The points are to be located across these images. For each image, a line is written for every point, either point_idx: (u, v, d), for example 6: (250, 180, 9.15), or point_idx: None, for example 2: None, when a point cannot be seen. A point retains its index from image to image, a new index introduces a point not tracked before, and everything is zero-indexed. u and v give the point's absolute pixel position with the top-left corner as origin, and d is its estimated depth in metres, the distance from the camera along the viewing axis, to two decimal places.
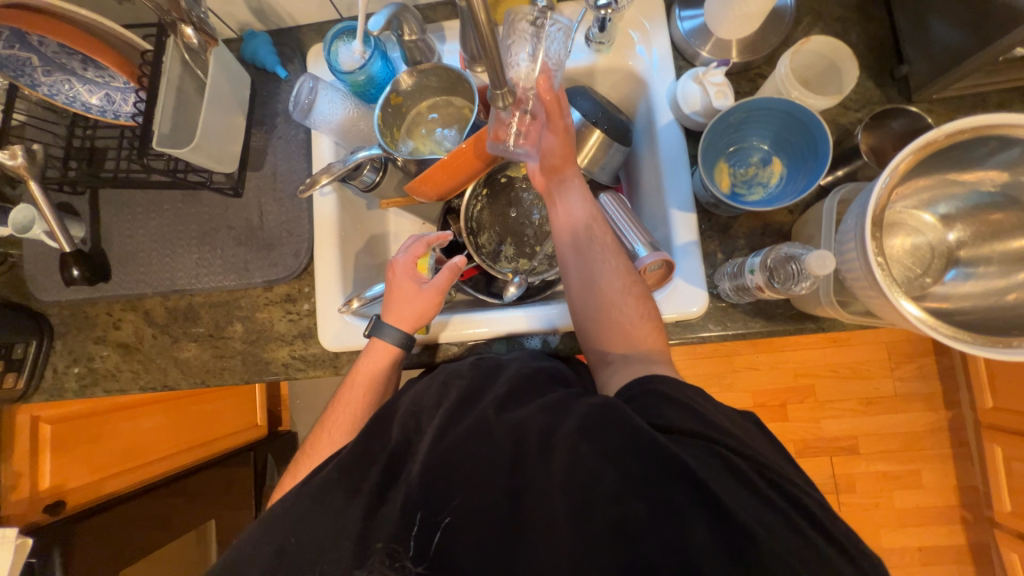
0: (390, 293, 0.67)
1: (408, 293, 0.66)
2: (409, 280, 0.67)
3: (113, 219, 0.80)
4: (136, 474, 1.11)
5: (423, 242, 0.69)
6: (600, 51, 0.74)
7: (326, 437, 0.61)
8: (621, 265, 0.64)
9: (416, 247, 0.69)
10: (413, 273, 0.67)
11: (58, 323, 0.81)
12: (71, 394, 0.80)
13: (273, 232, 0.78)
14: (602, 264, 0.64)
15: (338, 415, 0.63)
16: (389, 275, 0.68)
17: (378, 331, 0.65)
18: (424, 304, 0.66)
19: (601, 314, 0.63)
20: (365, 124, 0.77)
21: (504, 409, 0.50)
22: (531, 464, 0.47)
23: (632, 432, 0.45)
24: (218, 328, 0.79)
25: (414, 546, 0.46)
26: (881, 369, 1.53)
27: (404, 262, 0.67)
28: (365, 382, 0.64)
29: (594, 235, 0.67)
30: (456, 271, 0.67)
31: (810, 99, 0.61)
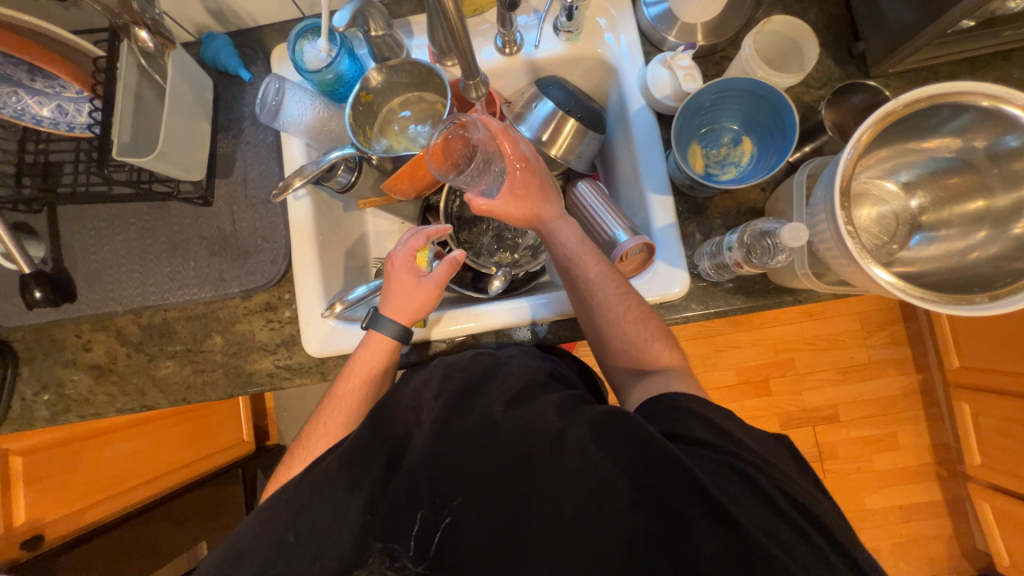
0: (389, 285, 0.66)
1: (407, 285, 0.66)
2: (410, 271, 0.66)
3: (76, 236, 0.76)
4: (118, 500, 1.07)
5: (422, 235, 0.68)
6: (569, 40, 0.74)
7: (321, 431, 0.60)
8: (609, 296, 0.63)
9: (415, 240, 0.68)
10: (412, 264, 0.66)
11: (22, 349, 0.77)
12: (42, 422, 0.76)
13: (248, 239, 0.76)
14: (595, 305, 0.63)
15: (334, 408, 0.62)
16: (389, 267, 0.67)
17: (377, 323, 0.64)
18: (421, 296, 0.66)
19: (608, 344, 0.64)
20: (335, 124, 0.75)
21: (510, 406, 0.51)
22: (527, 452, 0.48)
23: (621, 417, 0.47)
24: (195, 343, 0.76)
25: (414, 547, 0.47)
26: (855, 339, 1.59)
27: (403, 254, 0.67)
28: (361, 375, 0.63)
29: (577, 271, 0.65)
30: (455, 264, 0.67)
31: (775, 77, 0.62)
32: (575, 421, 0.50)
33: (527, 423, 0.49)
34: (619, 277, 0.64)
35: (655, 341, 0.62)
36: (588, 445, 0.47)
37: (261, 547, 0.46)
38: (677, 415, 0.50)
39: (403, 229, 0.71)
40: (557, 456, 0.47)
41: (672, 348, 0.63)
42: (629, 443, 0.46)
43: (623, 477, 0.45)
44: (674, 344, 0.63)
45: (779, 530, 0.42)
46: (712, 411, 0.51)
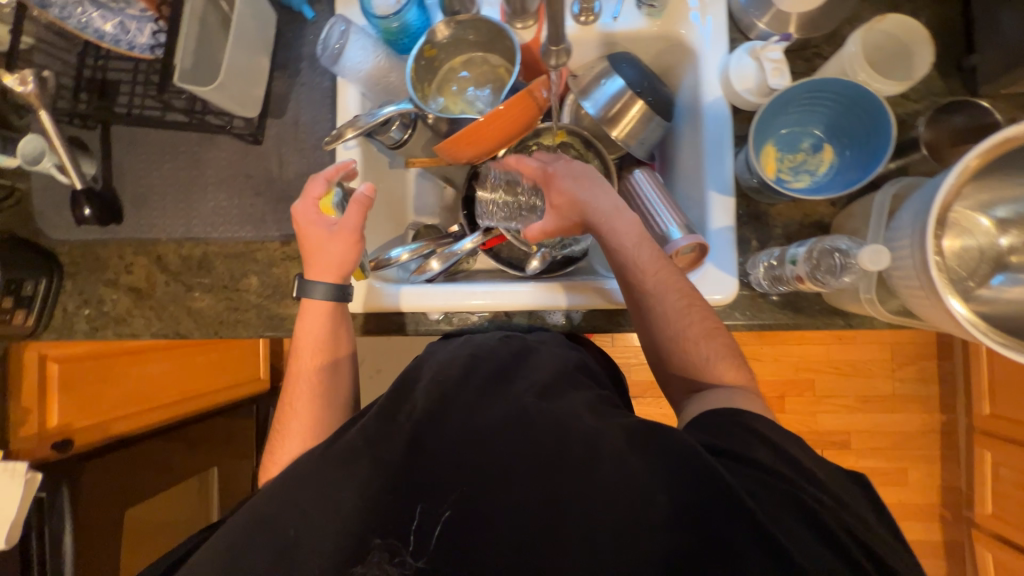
0: (306, 245, 0.66)
1: (319, 239, 0.65)
2: (312, 224, 0.65)
3: (126, 158, 0.77)
4: (139, 419, 1.12)
5: (320, 180, 0.66)
6: (650, 15, 0.69)
7: (291, 411, 0.66)
8: (672, 311, 0.61)
9: (314, 188, 0.66)
10: (318, 217, 0.66)
11: (67, 263, 0.79)
12: (81, 335, 0.78)
13: (293, 184, 0.75)
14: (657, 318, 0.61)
15: (296, 389, 0.67)
16: (297, 225, 0.67)
17: (307, 291, 0.66)
18: (338, 248, 0.65)
19: (667, 357, 0.63)
20: (394, 77, 0.72)
21: (543, 398, 0.53)
22: (559, 441, 0.48)
23: (665, 433, 0.48)
24: (231, 280, 0.76)
25: (414, 542, 0.47)
26: (882, 369, 1.54)
27: (299, 209, 0.66)
28: (311, 353, 0.68)
29: (638, 283, 0.62)
30: (366, 202, 0.65)
31: (876, 83, 0.58)
32: (610, 423, 0.51)
33: (561, 416, 0.50)
34: (683, 289, 0.61)
35: (715, 359, 0.60)
36: (625, 451, 0.47)
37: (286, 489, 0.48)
38: (718, 431, 0.50)
39: (306, 182, 0.70)
40: (594, 455, 0.47)
41: (735, 364, 0.61)
42: (674, 455, 0.46)
43: (665, 490, 0.45)
44: (739, 361, 0.61)
45: (806, 558, 0.41)
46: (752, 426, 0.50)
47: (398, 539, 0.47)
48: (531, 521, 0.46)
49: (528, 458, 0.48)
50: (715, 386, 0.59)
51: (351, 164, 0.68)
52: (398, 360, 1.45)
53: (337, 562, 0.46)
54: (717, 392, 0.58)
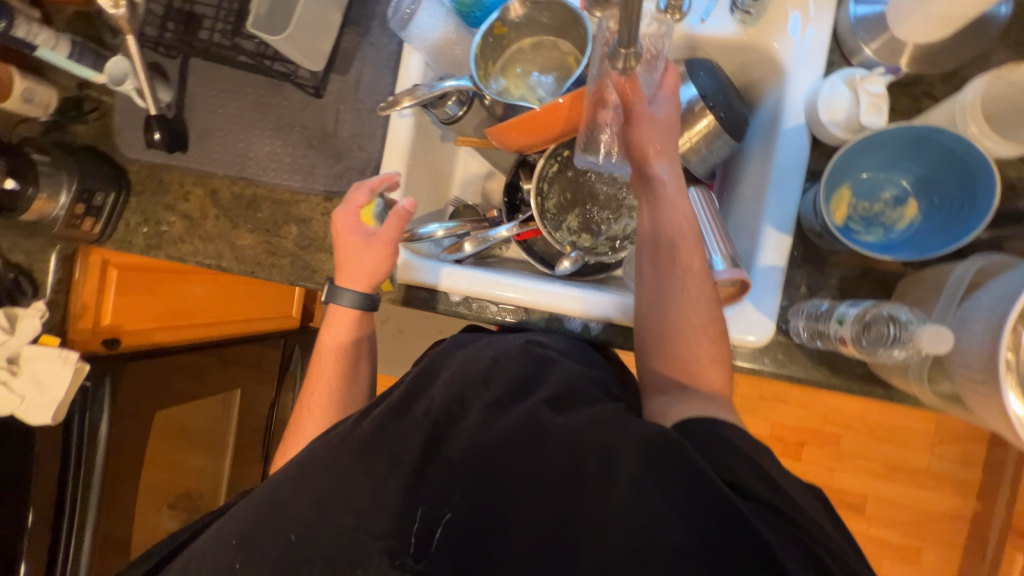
0: (340, 252, 0.69)
1: (356, 248, 0.68)
2: (350, 232, 0.68)
3: (198, 92, 0.81)
4: (179, 332, 1.22)
5: (365, 189, 0.69)
6: (743, 23, 0.64)
7: (310, 408, 0.71)
8: (700, 345, 0.58)
9: (357, 196, 0.69)
10: (356, 226, 0.68)
11: (136, 181, 0.85)
12: (138, 250, 0.85)
13: (345, 142, 0.76)
14: (680, 349, 0.58)
15: (317, 387, 0.72)
16: (335, 231, 0.69)
17: (335, 296, 0.70)
18: (373, 257, 0.68)
19: (660, 341, 0.60)
20: (459, 50, 0.71)
21: (547, 408, 0.51)
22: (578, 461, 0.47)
23: (639, 449, 0.46)
24: (274, 225, 0.79)
25: (415, 543, 0.47)
26: (919, 441, 1.43)
27: (339, 216, 0.69)
28: (332, 353, 0.73)
29: (680, 311, 0.59)
30: (403, 216, 0.68)
31: (987, 140, 0.51)
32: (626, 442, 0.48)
33: (589, 434, 0.48)
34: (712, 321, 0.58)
35: (710, 359, 0.58)
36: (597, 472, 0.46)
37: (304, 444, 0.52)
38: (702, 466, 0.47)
39: (349, 189, 0.73)
40: (610, 484, 0.45)
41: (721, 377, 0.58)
42: (667, 477, 0.44)
43: (637, 523, 0.43)
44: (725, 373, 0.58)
45: None
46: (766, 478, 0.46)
47: (364, 522, 0.47)
48: (543, 535, 0.44)
49: (551, 471, 0.47)
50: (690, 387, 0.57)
51: (395, 177, 0.70)
52: (420, 326, 1.49)
53: (312, 516, 0.48)
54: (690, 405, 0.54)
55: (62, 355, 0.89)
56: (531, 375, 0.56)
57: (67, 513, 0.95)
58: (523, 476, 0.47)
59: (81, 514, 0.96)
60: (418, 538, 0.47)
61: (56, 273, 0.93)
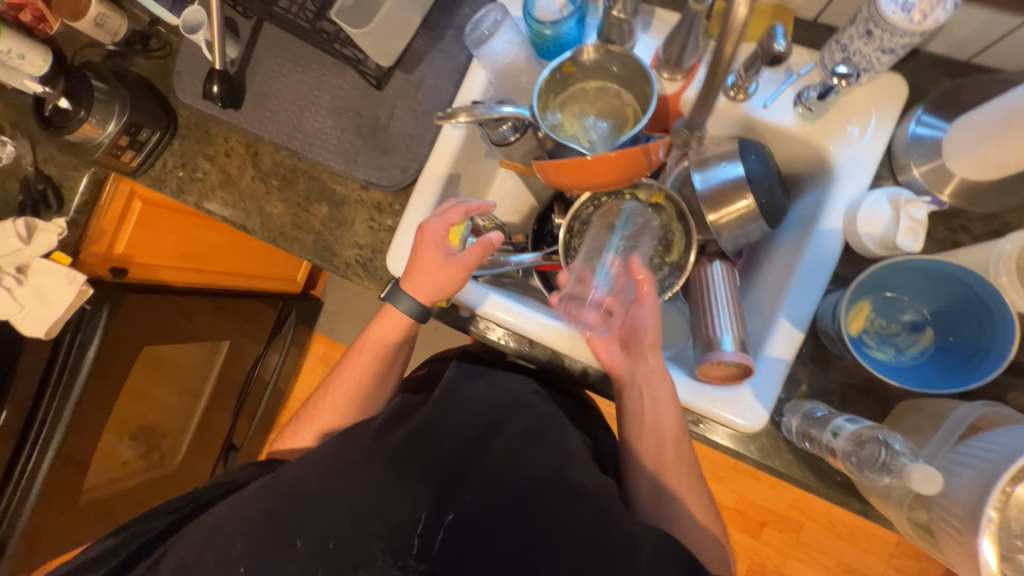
0: (416, 258, 0.68)
1: (433, 262, 0.67)
2: (434, 246, 0.67)
3: (264, 57, 0.82)
4: (185, 274, 1.22)
5: (460, 209, 0.68)
6: (803, 117, 0.65)
7: (333, 397, 0.75)
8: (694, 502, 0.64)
9: (451, 213, 0.68)
10: (441, 241, 0.67)
11: (183, 125, 0.86)
12: (169, 192, 0.86)
13: (393, 138, 0.77)
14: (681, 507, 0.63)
15: (346, 379, 0.75)
16: (418, 238, 0.68)
17: (395, 299, 0.70)
18: (446, 276, 0.67)
19: (664, 498, 0.63)
20: (525, 78, 0.72)
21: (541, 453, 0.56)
22: (587, 526, 0.53)
23: None
24: (306, 201, 0.80)
25: (419, 549, 0.55)
26: (878, 547, 1.43)
27: (431, 225, 0.67)
28: (374, 350, 0.74)
29: (678, 472, 0.64)
30: (487, 247, 0.68)
31: (1015, 292, 0.52)
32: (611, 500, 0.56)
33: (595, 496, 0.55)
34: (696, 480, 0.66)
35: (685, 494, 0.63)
36: None
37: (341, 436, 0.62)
38: None
39: (440, 199, 0.72)
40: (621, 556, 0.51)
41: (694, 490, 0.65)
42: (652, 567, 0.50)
43: None
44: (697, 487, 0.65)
45: None
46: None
47: None
48: None
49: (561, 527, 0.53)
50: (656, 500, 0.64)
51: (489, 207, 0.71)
52: None
53: None
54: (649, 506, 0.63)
55: (69, 275, 0.89)
56: (541, 427, 0.63)
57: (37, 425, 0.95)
58: (536, 521, 0.54)
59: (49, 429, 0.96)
60: (420, 542, 0.55)
61: (83, 194, 0.93)
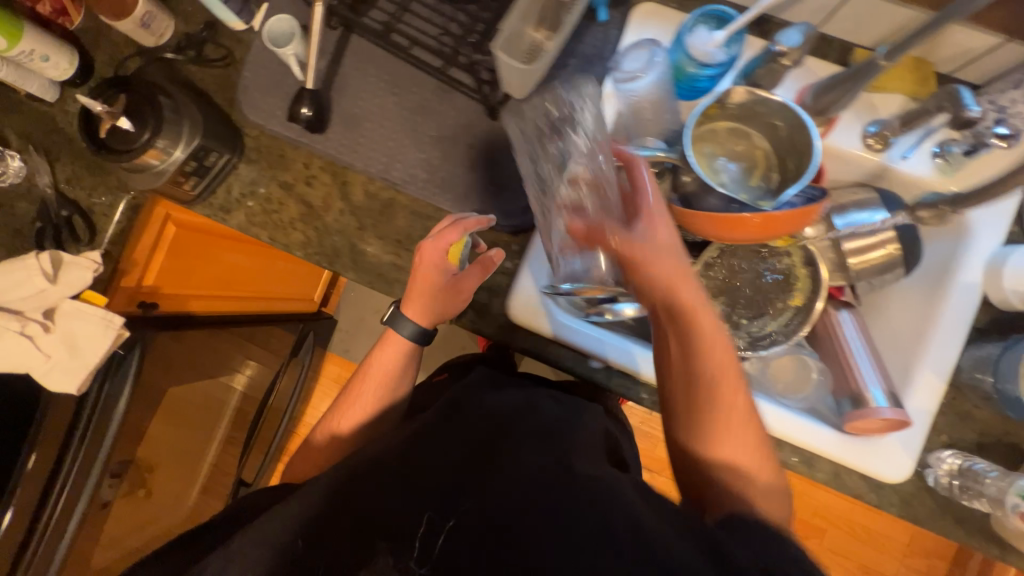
0: (415, 284, 0.67)
1: (432, 287, 0.66)
2: (432, 270, 0.65)
3: (355, 77, 0.74)
4: (212, 302, 1.09)
5: (457, 229, 0.64)
6: (940, 169, 0.66)
7: (347, 419, 0.74)
8: (751, 439, 0.55)
9: (448, 233, 0.64)
10: (439, 266, 0.65)
11: (251, 148, 0.75)
12: (235, 224, 0.75)
13: (511, 173, 0.71)
14: (741, 448, 0.55)
15: (356, 400, 0.75)
16: (416, 262, 0.66)
17: (395, 323, 0.70)
18: (446, 302, 0.66)
19: (712, 436, 0.55)
20: (667, 117, 0.68)
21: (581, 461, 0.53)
22: (626, 533, 0.44)
23: None
24: (407, 239, 0.73)
25: (418, 549, 0.46)
26: (894, 549, 1.53)
27: (427, 246, 0.64)
28: (377, 376, 0.73)
29: (732, 410, 0.55)
30: (487, 268, 0.66)
31: None
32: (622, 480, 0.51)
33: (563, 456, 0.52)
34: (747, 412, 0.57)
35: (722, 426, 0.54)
36: None
37: (374, 468, 0.54)
38: None
39: (438, 217, 0.67)
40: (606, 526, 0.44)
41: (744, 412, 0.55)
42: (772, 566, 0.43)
43: None
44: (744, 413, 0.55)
45: None
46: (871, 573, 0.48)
47: None
48: None
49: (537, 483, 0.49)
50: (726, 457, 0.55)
51: (490, 221, 0.65)
52: None
53: None
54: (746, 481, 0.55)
55: (105, 317, 0.75)
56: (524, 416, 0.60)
57: (48, 507, 0.77)
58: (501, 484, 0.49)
59: (64, 509, 0.79)
60: (422, 544, 0.46)
61: (118, 223, 0.79)
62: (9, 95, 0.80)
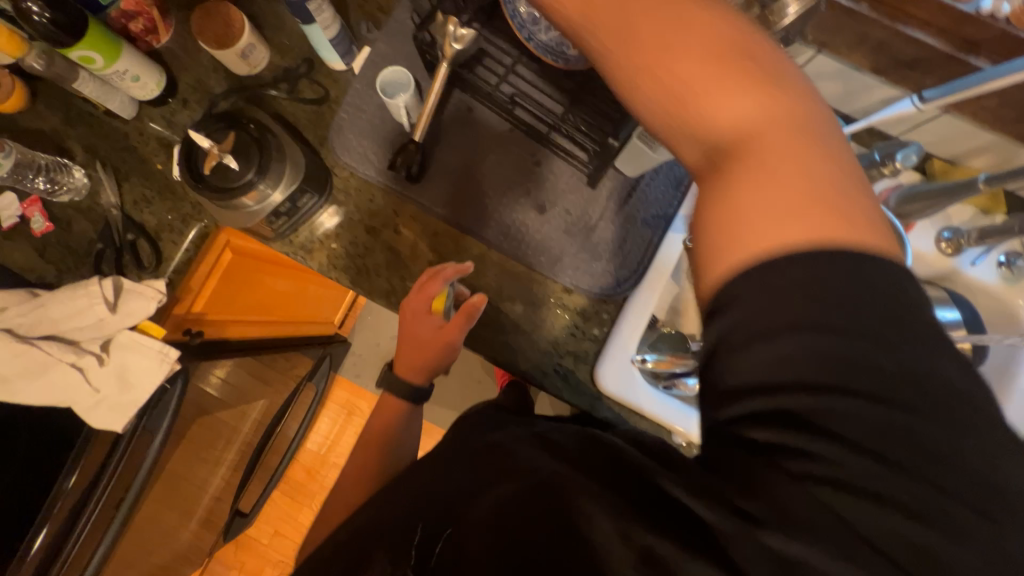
0: (406, 337, 0.69)
1: (421, 337, 0.68)
2: (419, 321, 0.67)
3: (455, 129, 0.73)
4: (249, 328, 1.04)
5: (438, 280, 0.66)
6: (1006, 279, 0.71)
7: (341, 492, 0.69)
8: (775, 160, 0.30)
9: (431, 285, 0.67)
10: (423, 316, 0.67)
11: (339, 189, 0.74)
12: (316, 265, 0.72)
13: (606, 242, 0.72)
14: (765, 185, 0.30)
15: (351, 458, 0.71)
16: (403, 315, 0.69)
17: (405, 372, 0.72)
18: (436, 351, 0.68)
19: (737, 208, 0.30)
20: None
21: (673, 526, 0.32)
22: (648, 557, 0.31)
23: None
24: (495, 296, 0.72)
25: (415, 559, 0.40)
26: None
27: (407, 302, 0.68)
28: (375, 428, 0.72)
29: (717, 111, 0.31)
30: (472, 313, 0.65)
31: None
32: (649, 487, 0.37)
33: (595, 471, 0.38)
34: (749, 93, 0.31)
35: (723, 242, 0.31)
36: None
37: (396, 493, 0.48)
38: None
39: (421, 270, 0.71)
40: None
41: (767, 88, 0.31)
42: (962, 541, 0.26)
43: None
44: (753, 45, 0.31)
45: None
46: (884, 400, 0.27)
47: None
48: None
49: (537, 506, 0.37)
50: (824, 260, 0.28)
51: (469, 266, 0.67)
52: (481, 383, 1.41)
53: None
54: (828, 265, 0.28)
55: (160, 350, 0.70)
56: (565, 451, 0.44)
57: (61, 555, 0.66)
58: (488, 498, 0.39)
59: (77, 557, 0.68)
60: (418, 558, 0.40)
61: (185, 251, 0.75)
62: (78, 106, 0.76)
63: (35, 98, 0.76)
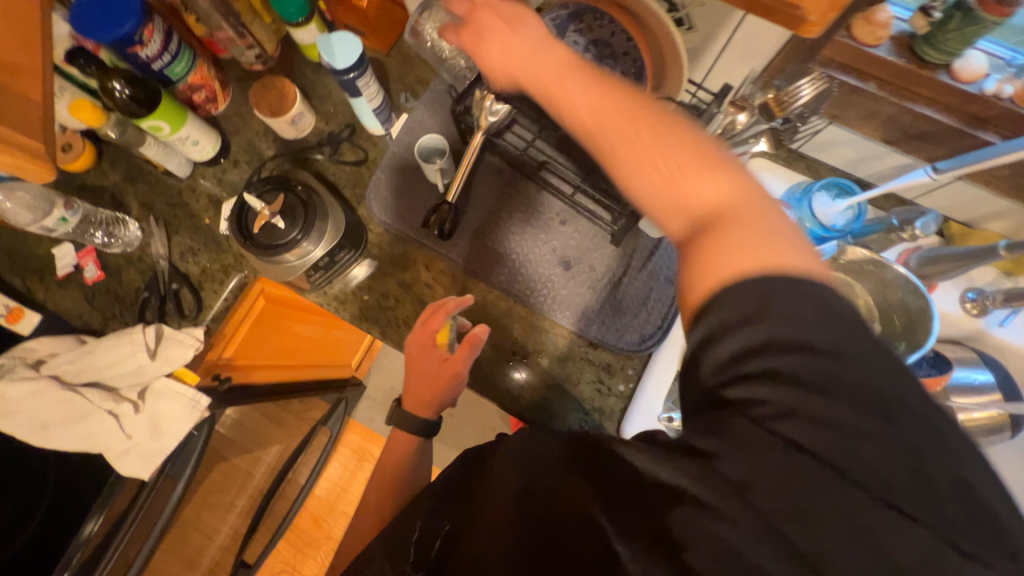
0: (413, 373, 0.69)
1: (428, 370, 0.68)
2: (426, 357, 0.68)
3: (483, 190, 0.78)
4: (273, 373, 1.06)
5: (442, 312, 0.68)
6: None
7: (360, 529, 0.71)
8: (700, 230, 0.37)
9: (435, 318, 0.68)
10: (427, 350, 0.68)
11: (373, 243, 0.78)
12: (348, 315, 0.75)
13: (629, 299, 0.74)
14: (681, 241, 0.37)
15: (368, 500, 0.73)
16: (411, 353, 0.70)
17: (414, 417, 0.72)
18: (442, 384, 0.68)
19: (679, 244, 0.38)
20: None
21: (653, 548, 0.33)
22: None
23: None
24: (520, 349, 0.74)
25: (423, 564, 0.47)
26: None
27: (412, 339, 0.70)
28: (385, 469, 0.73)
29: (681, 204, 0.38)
30: (475, 343, 0.67)
31: None
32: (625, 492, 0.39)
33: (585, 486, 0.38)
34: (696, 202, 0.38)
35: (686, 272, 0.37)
36: None
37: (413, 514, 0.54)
38: None
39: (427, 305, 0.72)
40: (584, 523, 0.36)
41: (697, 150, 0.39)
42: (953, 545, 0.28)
43: None
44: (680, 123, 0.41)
45: None
46: (805, 344, 0.31)
47: None
48: None
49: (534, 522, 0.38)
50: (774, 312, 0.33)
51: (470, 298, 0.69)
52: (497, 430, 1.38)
53: None
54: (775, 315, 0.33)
55: (192, 398, 0.71)
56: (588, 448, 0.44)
57: None
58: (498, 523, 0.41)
59: None
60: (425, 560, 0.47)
61: (223, 299, 0.79)
62: (139, 165, 0.83)
63: (102, 157, 0.83)
